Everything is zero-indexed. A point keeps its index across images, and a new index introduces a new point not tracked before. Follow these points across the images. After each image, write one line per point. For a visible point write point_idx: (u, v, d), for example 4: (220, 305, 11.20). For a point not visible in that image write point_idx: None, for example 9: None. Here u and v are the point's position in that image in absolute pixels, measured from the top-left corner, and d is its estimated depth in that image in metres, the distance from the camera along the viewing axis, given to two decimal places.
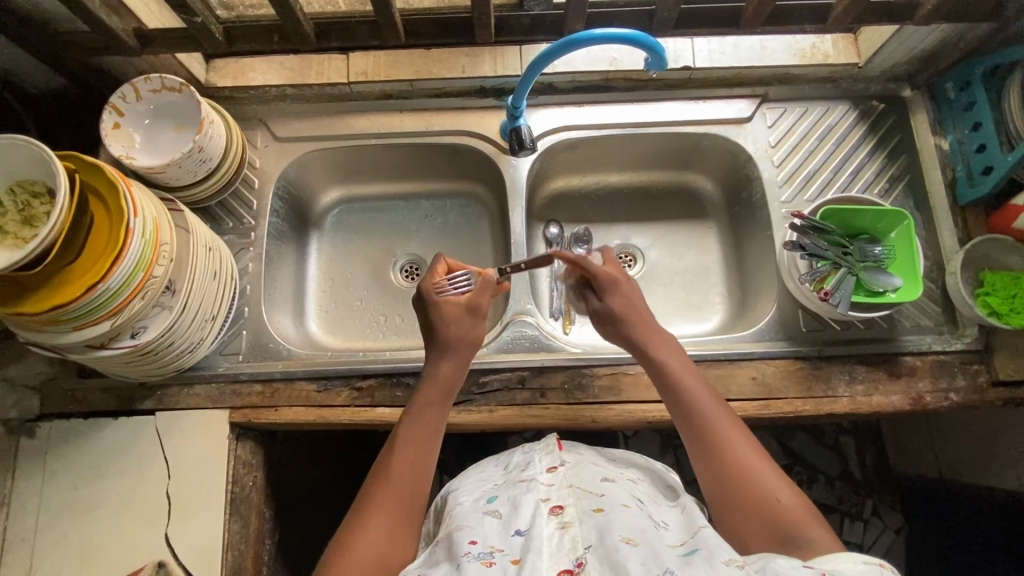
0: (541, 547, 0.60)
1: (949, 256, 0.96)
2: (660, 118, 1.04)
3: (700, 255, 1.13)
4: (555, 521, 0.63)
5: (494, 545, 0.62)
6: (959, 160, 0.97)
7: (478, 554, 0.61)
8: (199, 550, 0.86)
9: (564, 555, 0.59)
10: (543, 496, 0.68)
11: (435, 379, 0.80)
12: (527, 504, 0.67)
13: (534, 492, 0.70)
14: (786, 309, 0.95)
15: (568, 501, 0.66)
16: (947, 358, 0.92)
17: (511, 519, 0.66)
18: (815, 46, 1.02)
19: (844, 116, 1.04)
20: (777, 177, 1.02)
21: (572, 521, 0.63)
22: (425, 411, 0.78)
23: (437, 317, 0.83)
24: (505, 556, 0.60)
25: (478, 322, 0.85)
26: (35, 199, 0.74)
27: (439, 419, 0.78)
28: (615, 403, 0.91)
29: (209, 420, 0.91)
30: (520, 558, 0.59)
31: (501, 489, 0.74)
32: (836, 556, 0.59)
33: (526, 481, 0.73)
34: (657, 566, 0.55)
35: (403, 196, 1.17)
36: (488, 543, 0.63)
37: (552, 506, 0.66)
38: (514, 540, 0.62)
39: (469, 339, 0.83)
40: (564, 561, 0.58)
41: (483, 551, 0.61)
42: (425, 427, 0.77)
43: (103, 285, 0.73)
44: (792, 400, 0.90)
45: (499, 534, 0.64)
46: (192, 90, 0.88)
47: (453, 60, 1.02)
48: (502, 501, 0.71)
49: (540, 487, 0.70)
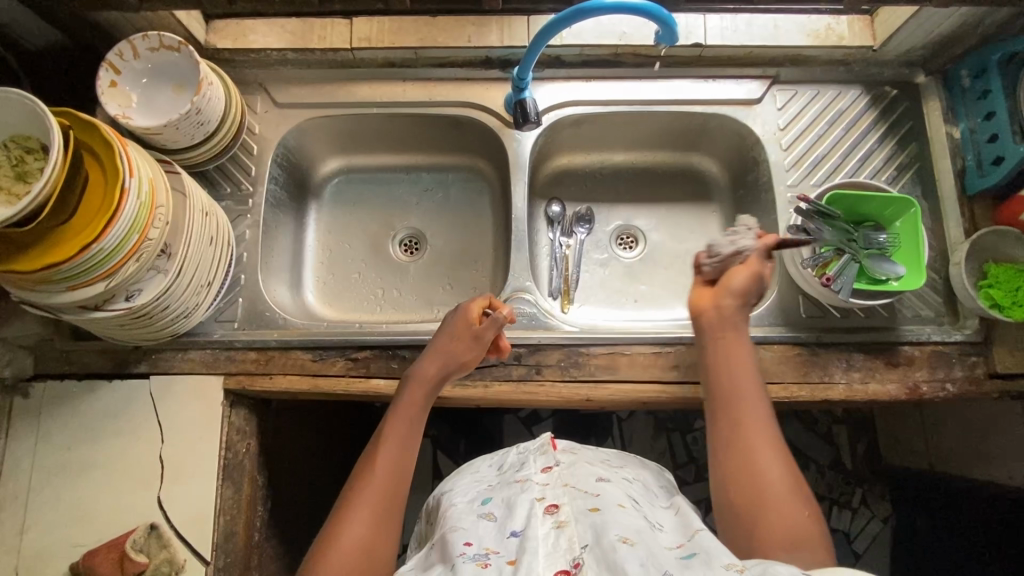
0: (537, 547, 0.60)
1: (953, 247, 0.95)
2: (669, 97, 1.02)
3: (701, 238, 1.12)
4: (550, 520, 0.64)
5: (489, 547, 0.63)
6: (969, 149, 0.96)
7: (473, 556, 0.61)
8: (190, 515, 0.87)
9: (562, 555, 0.59)
10: (538, 495, 0.69)
11: (423, 380, 0.83)
12: (522, 502, 0.68)
13: (528, 490, 0.70)
14: (787, 294, 0.95)
15: (563, 500, 0.67)
16: (946, 349, 0.92)
17: (506, 521, 0.66)
18: (830, 27, 0.99)
19: (855, 100, 1.02)
20: (784, 161, 1.00)
21: (568, 520, 0.63)
22: (410, 411, 0.80)
23: (446, 327, 0.86)
24: (500, 557, 0.60)
25: (478, 351, 0.86)
26: (29, 154, 0.73)
27: (417, 422, 0.80)
28: (612, 382, 0.90)
29: (202, 385, 0.91)
30: (516, 558, 0.59)
31: (495, 490, 0.75)
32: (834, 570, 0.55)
33: (521, 480, 0.74)
34: (655, 567, 0.56)
35: (405, 169, 1.15)
36: (483, 544, 0.64)
37: (547, 505, 0.66)
38: (510, 541, 0.63)
39: (460, 361, 0.84)
40: (561, 560, 0.59)
41: (478, 553, 0.62)
42: (409, 425, 0.79)
43: (97, 246, 0.72)
44: (789, 385, 0.90)
45: (495, 537, 0.64)
46: (190, 49, 0.85)
47: (459, 29, 0.99)
48: (496, 501, 0.72)
49: (535, 486, 0.71)
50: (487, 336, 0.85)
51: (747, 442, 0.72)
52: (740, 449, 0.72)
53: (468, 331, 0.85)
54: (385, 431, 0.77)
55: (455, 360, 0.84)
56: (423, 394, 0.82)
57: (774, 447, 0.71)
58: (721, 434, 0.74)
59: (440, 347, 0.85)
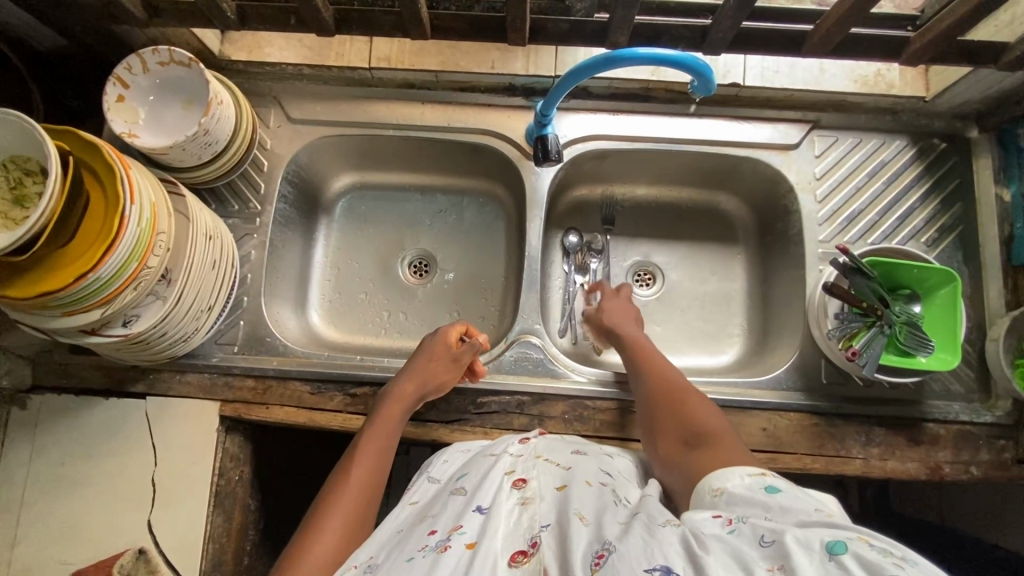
0: (499, 526, 0.58)
1: (992, 319, 0.90)
2: (701, 136, 0.96)
3: (723, 281, 1.07)
4: (516, 495, 0.63)
5: (452, 528, 0.60)
6: (1021, 217, 0.89)
7: (436, 543, 0.58)
8: (179, 541, 0.86)
9: (520, 535, 0.57)
10: (507, 468, 0.68)
11: (399, 398, 0.81)
12: (491, 476, 0.66)
13: (499, 463, 0.70)
14: (808, 357, 0.90)
15: (531, 476, 0.66)
16: (974, 430, 0.87)
17: (474, 495, 0.64)
18: (879, 74, 0.93)
19: (900, 152, 0.96)
20: (817, 213, 0.95)
21: (533, 497, 0.62)
22: (386, 425, 0.78)
23: (422, 349, 0.86)
24: (461, 539, 0.57)
25: (456, 372, 0.85)
26: (28, 177, 0.71)
27: (392, 438, 0.78)
28: (616, 438, 0.87)
29: (199, 410, 0.89)
30: (476, 542, 0.57)
31: (469, 465, 0.73)
32: (727, 471, 0.60)
33: (494, 455, 0.72)
34: (597, 541, 0.53)
35: (418, 188, 1.11)
36: (446, 528, 0.61)
37: (515, 479, 0.65)
38: (473, 516, 0.60)
39: (439, 384, 0.83)
40: (519, 541, 0.57)
41: (441, 539, 0.59)
42: (384, 439, 0.77)
43: (93, 275, 0.69)
44: (802, 456, 0.85)
45: (458, 513, 0.62)
46: (201, 67, 0.82)
47: (483, 53, 0.94)
48: (470, 477, 0.69)
49: (507, 459, 0.70)
50: (466, 358, 0.85)
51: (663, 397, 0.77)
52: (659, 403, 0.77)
53: (447, 355, 0.84)
54: (361, 445, 0.75)
55: (432, 382, 0.83)
56: (399, 412, 0.80)
57: (686, 393, 0.77)
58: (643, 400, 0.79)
59: (418, 366, 0.83)
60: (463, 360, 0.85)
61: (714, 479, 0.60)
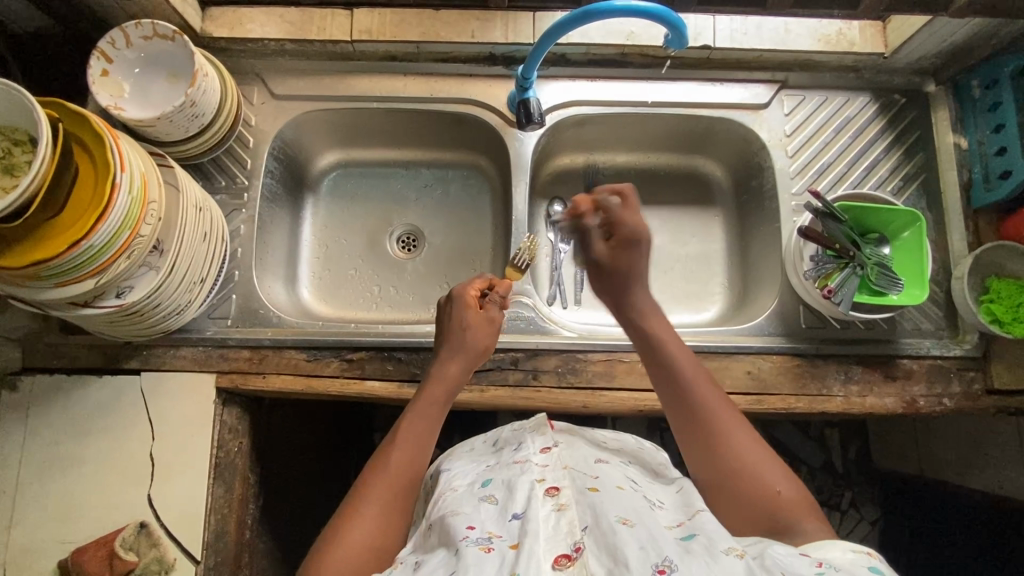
0: (539, 529, 0.57)
1: (957, 260, 0.95)
2: (676, 98, 1.00)
3: (703, 242, 1.11)
4: (551, 503, 0.61)
5: (492, 530, 0.59)
6: (977, 162, 0.95)
7: (477, 539, 0.58)
8: (180, 512, 0.86)
9: (562, 539, 0.56)
10: (538, 477, 0.66)
11: (443, 379, 0.77)
12: (521, 484, 0.64)
13: (528, 472, 0.66)
14: (787, 303, 0.94)
15: (564, 483, 0.64)
16: (944, 364, 0.91)
17: (508, 503, 0.63)
18: (842, 32, 0.98)
19: (864, 107, 1.01)
20: (789, 168, 0.99)
21: (568, 503, 0.61)
22: (428, 407, 0.75)
23: (452, 319, 0.81)
24: (503, 542, 0.57)
25: (491, 333, 0.82)
26: (17, 147, 0.71)
27: (439, 416, 0.76)
28: (609, 388, 0.90)
29: (195, 382, 0.90)
30: (518, 542, 0.56)
31: (495, 470, 0.70)
32: (825, 543, 0.59)
33: (520, 461, 0.69)
34: (655, 552, 0.53)
35: (403, 164, 1.13)
36: (486, 528, 0.60)
37: (547, 487, 0.63)
38: (512, 524, 0.59)
39: (481, 347, 0.80)
40: (562, 545, 0.56)
41: (481, 536, 0.58)
42: (427, 424, 0.74)
43: (87, 242, 0.69)
44: (787, 397, 0.89)
45: (496, 519, 0.61)
46: (185, 39, 0.83)
47: (463, 23, 0.97)
48: (496, 483, 0.67)
49: (535, 469, 0.67)
50: (494, 315, 0.83)
51: (706, 420, 0.70)
52: (699, 429, 0.70)
53: (477, 316, 0.81)
54: (405, 423, 0.73)
55: (475, 351, 0.80)
56: (444, 392, 0.77)
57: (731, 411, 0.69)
58: (676, 419, 0.72)
59: (456, 343, 0.79)
60: (494, 314, 0.83)
61: (813, 549, 0.58)
